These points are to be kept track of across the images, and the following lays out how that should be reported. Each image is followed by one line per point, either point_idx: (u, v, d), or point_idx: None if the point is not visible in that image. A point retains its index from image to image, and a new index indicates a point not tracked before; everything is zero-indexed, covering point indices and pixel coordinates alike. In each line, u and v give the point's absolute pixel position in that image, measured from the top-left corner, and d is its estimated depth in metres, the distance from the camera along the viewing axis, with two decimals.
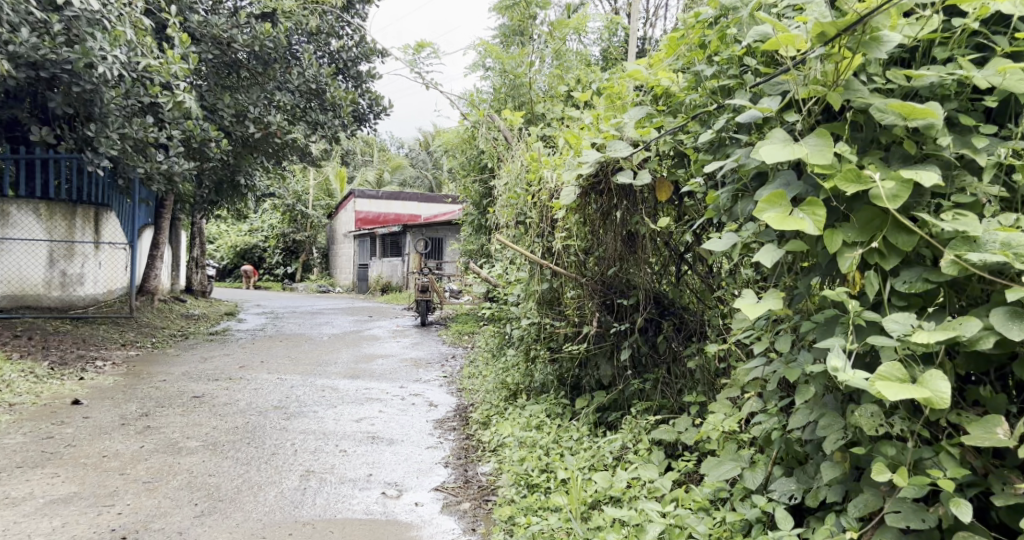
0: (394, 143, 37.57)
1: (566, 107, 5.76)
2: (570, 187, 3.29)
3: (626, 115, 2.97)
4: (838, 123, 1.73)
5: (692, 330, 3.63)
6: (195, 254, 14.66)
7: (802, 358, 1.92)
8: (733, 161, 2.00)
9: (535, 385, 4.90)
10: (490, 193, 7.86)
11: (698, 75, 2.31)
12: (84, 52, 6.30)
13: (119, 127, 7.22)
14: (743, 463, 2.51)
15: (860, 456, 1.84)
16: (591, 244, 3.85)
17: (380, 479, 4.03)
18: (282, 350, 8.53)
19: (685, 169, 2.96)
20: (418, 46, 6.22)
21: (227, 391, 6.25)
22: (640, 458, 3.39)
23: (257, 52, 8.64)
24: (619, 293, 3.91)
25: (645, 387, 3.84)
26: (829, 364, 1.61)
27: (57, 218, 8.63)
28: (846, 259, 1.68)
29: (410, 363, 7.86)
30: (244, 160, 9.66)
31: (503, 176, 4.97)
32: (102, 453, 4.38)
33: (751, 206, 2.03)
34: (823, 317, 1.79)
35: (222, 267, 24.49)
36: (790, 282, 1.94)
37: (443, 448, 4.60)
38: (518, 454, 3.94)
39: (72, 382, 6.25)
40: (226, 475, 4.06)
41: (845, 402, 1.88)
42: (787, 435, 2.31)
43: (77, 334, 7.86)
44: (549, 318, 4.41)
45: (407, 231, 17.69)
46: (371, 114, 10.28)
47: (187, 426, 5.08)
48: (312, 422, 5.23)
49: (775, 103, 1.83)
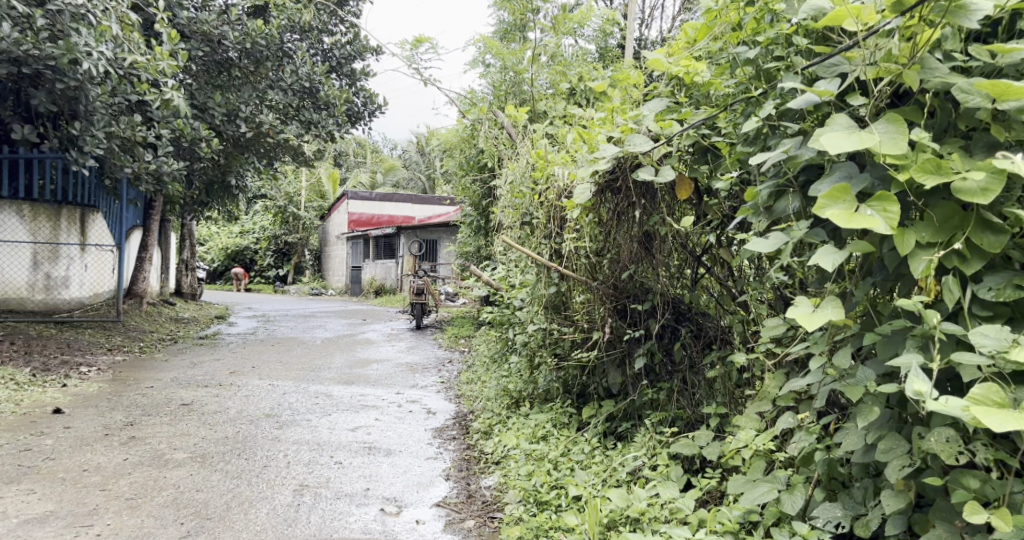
0: (386, 144, 37.30)
1: (569, 103, 5.58)
2: (585, 184, 3.11)
3: (645, 107, 2.78)
4: (912, 107, 1.59)
5: (711, 336, 3.41)
6: (185, 256, 14.39)
7: (862, 375, 1.72)
8: (781, 151, 1.82)
9: (540, 392, 4.70)
10: (489, 193, 7.65)
11: (736, 59, 2.14)
12: (68, 47, 6.04)
13: (105, 126, 6.97)
14: (780, 485, 2.31)
15: (926, 484, 1.66)
16: (604, 246, 3.66)
17: (379, 494, 3.81)
18: (274, 355, 8.28)
19: (707, 165, 2.74)
20: (415, 41, 6.01)
21: (217, 398, 6.01)
22: (658, 474, 3.20)
23: (249, 49, 8.40)
24: (633, 298, 3.69)
25: (660, 397, 3.64)
26: (911, 388, 1.45)
27: (41, 219, 8.37)
28: (920, 262, 1.52)
29: (406, 368, 7.63)
30: (234, 160, 9.42)
31: (506, 174, 4.76)
32: (83, 467, 4.13)
33: (797, 204, 1.86)
34: (890, 328, 1.62)
35: (212, 271, 24.17)
36: (844, 287, 1.77)
37: (444, 459, 4.38)
38: (524, 468, 3.73)
39: (55, 390, 6.00)
40: (215, 490, 3.83)
41: (907, 422, 1.69)
42: (829, 456, 2.11)
43: (62, 339, 7.61)
44: (556, 323, 4.20)
45: (401, 233, 17.45)
46: (366, 113, 10.06)
47: (174, 436, 4.84)
48: (306, 431, 5.00)
49: (834, 86, 1.67)
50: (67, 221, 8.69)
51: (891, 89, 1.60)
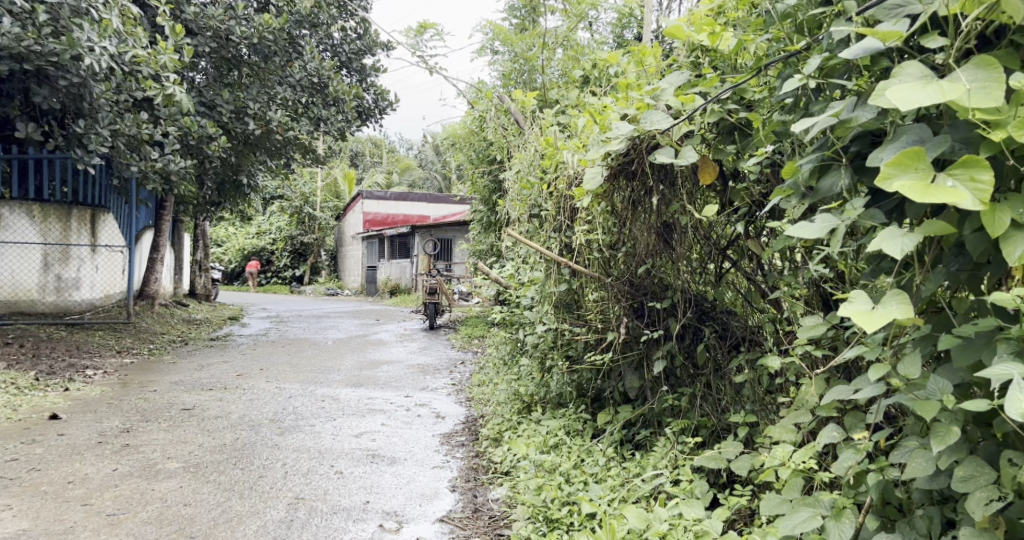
0: (402, 143, 37.15)
1: (583, 91, 5.28)
2: (595, 168, 2.85)
3: (663, 80, 2.51)
4: (1004, 50, 1.31)
5: (738, 337, 3.09)
6: (198, 257, 14.19)
7: (935, 386, 1.42)
8: (830, 115, 1.52)
9: (553, 397, 4.42)
10: (500, 186, 7.38)
11: (775, 10, 1.84)
12: (70, 43, 5.78)
13: (110, 123, 6.74)
14: (823, 511, 1.96)
15: (1017, 522, 1.38)
16: (619, 238, 3.35)
17: (379, 508, 3.52)
18: (283, 356, 8.06)
19: (734, 145, 2.47)
20: (420, 28, 5.72)
21: (220, 402, 5.77)
22: (681, 491, 2.91)
23: (257, 45, 8.09)
24: (651, 296, 3.39)
25: (680, 403, 3.32)
26: (1015, 409, 1.20)
27: (51, 220, 8.21)
28: (1017, 246, 1.25)
29: (417, 369, 7.35)
30: (244, 159, 9.19)
31: (515, 164, 4.44)
32: (68, 479, 3.88)
33: (846, 181, 1.57)
34: (972, 329, 1.35)
35: (228, 271, 24.06)
36: (909, 279, 1.47)
37: (450, 468, 4.10)
38: (535, 481, 3.43)
39: (56, 394, 5.77)
40: (204, 504, 3.56)
41: (989, 445, 1.42)
42: (883, 479, 1.81)
43: (69, 341, 7.41)
44: (567, 323, 3.89)
45: (416, 232, 17.20)
46: (377, 110, 9.83)
47: (171, 444, 4.59)
48: (308, 437, 4.74)
49: (903, 26, 1.38)
50: (77, 221, 8.51)
51: (980, 26, 1.32)
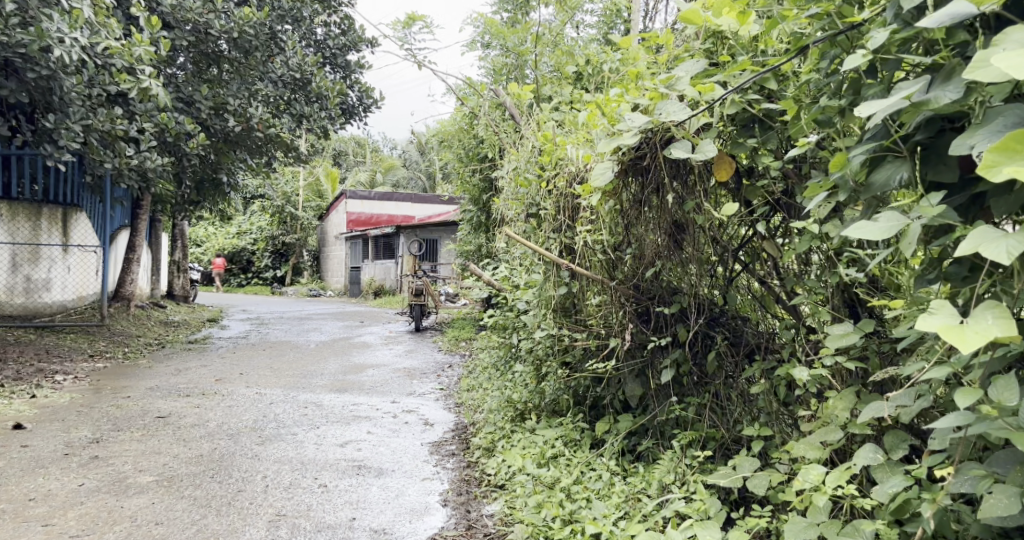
0: (385, 142, 36.83)
1: (578, 87, 5.08)
2: (604, 163, 2.64)
3: (678, 69, 2.33)
4: None
5: (751, 344, 2.90)
6: (176, 257, 13.81)
7: None
8: (900, 97, 1.34)
9: (548, 405, 4.20)
10: (491, 184, 7.16)
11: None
12: (39, 34, 5.46)
13: (82, 118, 6.38)
14: None
15: None
16: (624, 240, 3.12)
17: (366, 525, 3.29)
18: (264, 360, 7.79)
19: (755, 138, 2.28)
20: (408, 19, 5.48)
21: (197, 409, 5.50)
22: (694, 510, 2.70)
23: (238, 40, 7.79)
24: (657, 300, 3.19)
25: (688, 414, 3.13)
26: None
27: (20, 218, 7.89)
28: None
29: (403, 373, 7.11)
30: (224, 157, 8.73)
31: (510, 161, 4.21)
32: (29, 497, 3.61)
33: (905, 176, 1.41)
34: None
35: (207, 272, 23.59)
36: (994, 288, 1.32)
37: (441, 480, 3.88)
38: (533, 497, 3.21)
39: (22, 401, 5.47)
40: (177, 523, 3.32)
41: None
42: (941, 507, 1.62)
43: (40, 345, 7.10)
44: (566, 328, 3.68)
45: (401, 232, 16.92)
46: (361, 107, 9.58)
47: (144, 455, 4.32)
48: (289, 448, 4.49)
49: None
50: (48, 221, 8.23)
51: None
